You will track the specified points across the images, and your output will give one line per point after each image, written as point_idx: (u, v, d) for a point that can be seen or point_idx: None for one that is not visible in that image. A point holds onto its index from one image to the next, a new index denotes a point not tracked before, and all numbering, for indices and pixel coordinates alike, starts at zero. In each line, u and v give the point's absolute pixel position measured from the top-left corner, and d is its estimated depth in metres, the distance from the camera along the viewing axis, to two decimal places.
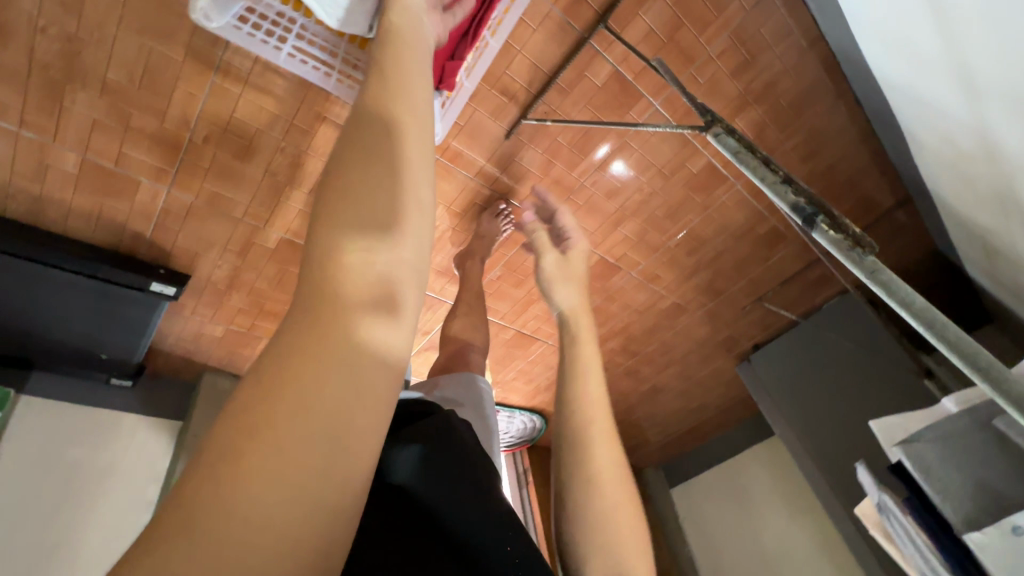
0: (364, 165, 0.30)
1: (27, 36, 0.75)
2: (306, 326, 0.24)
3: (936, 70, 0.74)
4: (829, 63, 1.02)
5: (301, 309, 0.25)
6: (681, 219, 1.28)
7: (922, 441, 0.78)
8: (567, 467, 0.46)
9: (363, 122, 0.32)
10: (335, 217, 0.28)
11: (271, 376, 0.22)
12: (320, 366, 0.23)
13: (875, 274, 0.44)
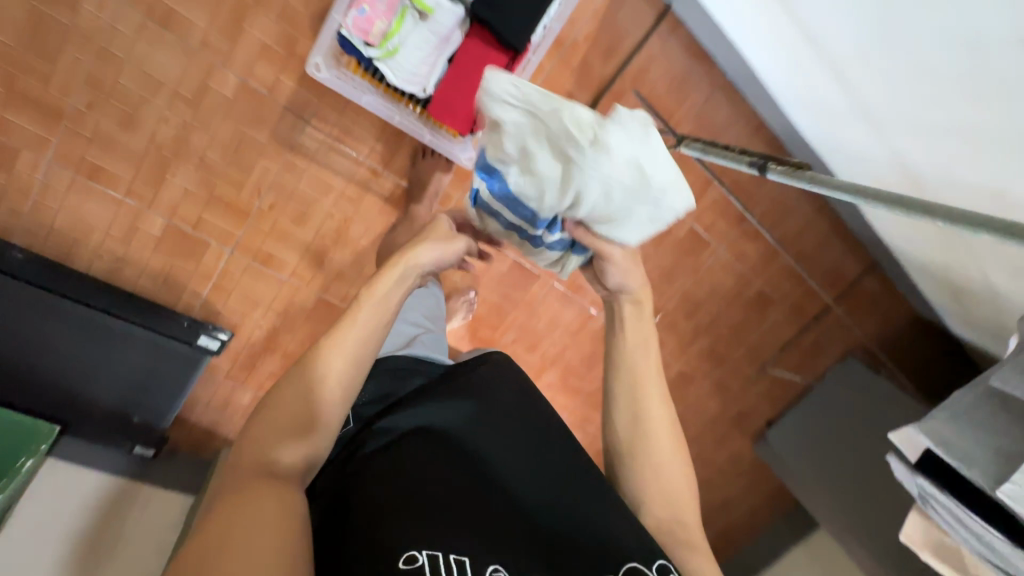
0: (278, 403, 0.57)
1: (152, 124, 0.98)
2: (228, 500, 0.50)
3: (849, 116, 0.95)
4: (775, 143, 1.27)
5: (229, 493, 0.50)
6: (675, 282, 1.43)
7: (935, 422, 0.85)
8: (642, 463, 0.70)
9: (291, 370, 0.59)
10: (255, 442, 0.55)
11: (208, 531, 0.47)
12: (232, 525, 0.47)
13: (814, 179, 0.58)
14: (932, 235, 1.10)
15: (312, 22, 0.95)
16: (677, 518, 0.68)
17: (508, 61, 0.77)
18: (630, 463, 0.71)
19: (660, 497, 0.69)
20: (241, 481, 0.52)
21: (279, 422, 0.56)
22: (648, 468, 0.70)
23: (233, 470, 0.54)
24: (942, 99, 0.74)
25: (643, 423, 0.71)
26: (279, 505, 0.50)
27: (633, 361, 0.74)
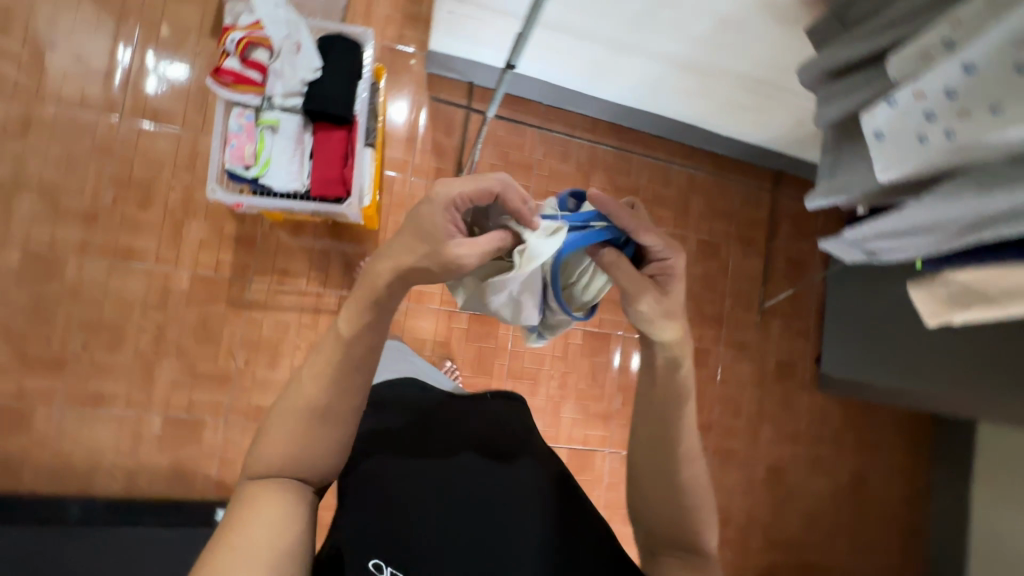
0: (294, 410, 0.52)
1: (134, 337, 1.19)
2: (242, 512, 0.47)
3: (611, 56, 1.17)
4: (616, 128, 1.53)
5: (243, 503, 0.48)
6: None
7: (829, 189, 0.84)
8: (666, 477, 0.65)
9: (307, 372, 0.54)
10: (267, 450, 0.51)
11: (218, 550, 0.45)
12: (243, 545, 0.45)
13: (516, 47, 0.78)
14: (760, 106, 1.27)
15: (229, 209, 1.25)
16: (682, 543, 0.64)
17: (349, 135, 1.03)
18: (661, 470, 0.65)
19: (668, 523, 0.64)
20: (255, 493, 0.49)
21: (311, 437, 0.52)
22: (673, 499, 0.64)
23: (249, 468, 0.51)
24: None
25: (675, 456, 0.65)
26: (292, 530, 0.48)
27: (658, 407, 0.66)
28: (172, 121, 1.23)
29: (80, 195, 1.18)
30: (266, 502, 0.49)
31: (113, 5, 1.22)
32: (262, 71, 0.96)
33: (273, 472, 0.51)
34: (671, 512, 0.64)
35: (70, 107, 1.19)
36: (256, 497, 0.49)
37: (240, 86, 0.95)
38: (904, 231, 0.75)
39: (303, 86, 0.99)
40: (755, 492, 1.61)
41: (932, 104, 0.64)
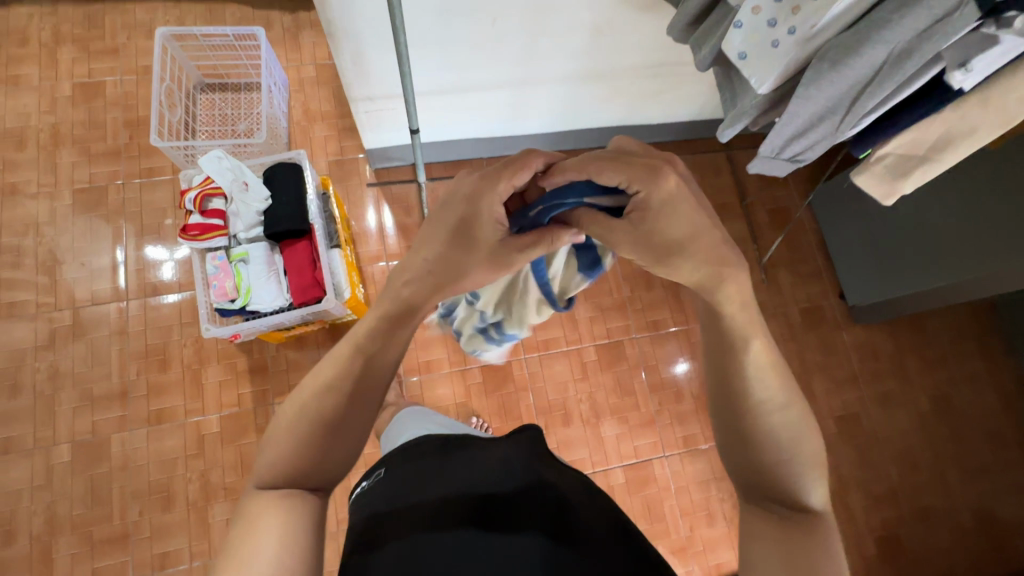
0: (294, 422, 0.59)
1: (183, 491, 1.26)
2: (247, 523, 0.52)
3: (516, 89, 1.26)
4: (557, 154, 1.61)
5: (248, 514, 0.52)
6: (608, 276, 1.54)
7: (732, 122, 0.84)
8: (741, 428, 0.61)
9: (307, 388, 0.60)
10: (272, 460, 0.57)
11: (227, 557, 0.50)
12: (247, 552, 0.50)
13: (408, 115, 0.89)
14: (673, 87, 1.35)
15: (236, 345, 1.35)
16: (777, 497, 0.59)
17: (311, 242, 1.13)
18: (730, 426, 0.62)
19: (756, 475, 0.60)
20: (256, 502, 0.53)
21: (327, 452, 0.59)
22: (756, 451, 0.60)
23: (253, 482, 0.56)
24: (499, 37, 1.07)
25: (736, 399, 0.61)
26: (290, 540, 0.51)
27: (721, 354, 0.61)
28: (171, 288, 1.38)
29: (109, 377, 1.31)
30: (277, 507, 0.53)
31: (101, 211, 1.41)
32: (222, 216, 1.09)
33: (283, 480, 0.56)
34: (757, 461, 0.60)
35: (85, 305, 1.35)
36: (267, 503, 0.53)
37: (208, 234, 1.07)
38: (809, 126, 0.75)
39: (259, 215, 1.11)
40: (834, 449, 1.50)
41: (771, 11, 0.67)
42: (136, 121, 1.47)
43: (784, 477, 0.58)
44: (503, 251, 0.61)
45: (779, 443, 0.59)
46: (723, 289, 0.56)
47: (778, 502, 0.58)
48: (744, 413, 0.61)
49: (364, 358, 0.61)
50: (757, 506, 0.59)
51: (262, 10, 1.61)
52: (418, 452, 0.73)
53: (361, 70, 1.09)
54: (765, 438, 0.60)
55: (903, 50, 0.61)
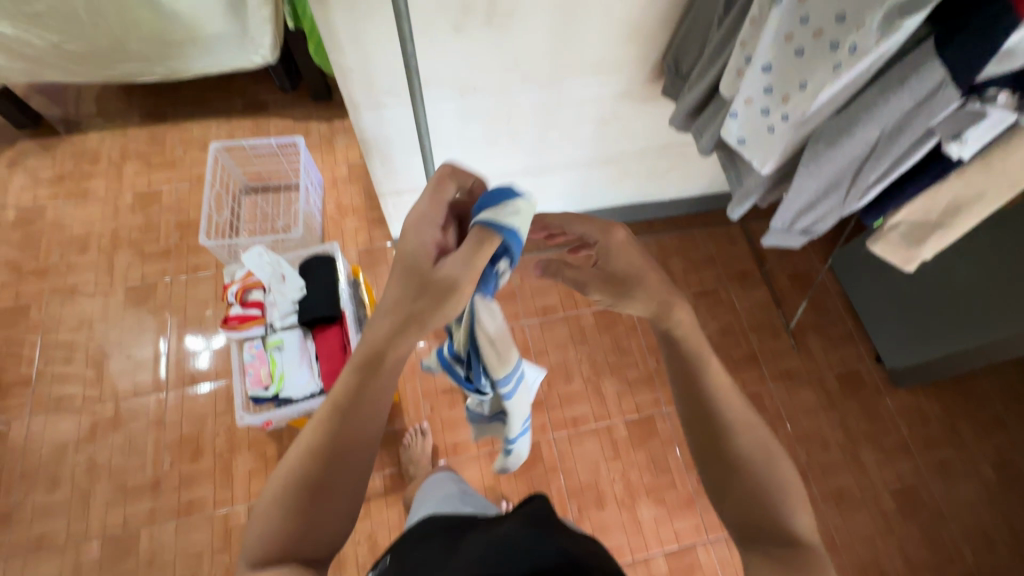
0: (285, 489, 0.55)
1: None
2: None
3: (532, 176, 1.34)
4: (575, 232, 1.68)
5: None
6: (632, 349, 1.53)
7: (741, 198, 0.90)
8: (721, 459, 0.58)
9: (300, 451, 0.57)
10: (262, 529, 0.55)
11: None
12: None
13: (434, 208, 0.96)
14: (681, 167, 1.42)
15: (267, 433, 1.37)
16: (761, 529, 0.55)
17: (342, 327, 1.18)
18: (708, 458, 0.59)
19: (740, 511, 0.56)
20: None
21: (315, 526, 0.55)
22: (741, 484, 0.56)
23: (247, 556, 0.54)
24: (515, 133, 1.17)
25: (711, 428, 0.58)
26: None
27: (682, 385, 0.60)
28: (208, 376, 1.43)
29: (142, 469, 1.33)
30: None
31: (149, 306, 1.51)
32: (260, 306, 1.16)
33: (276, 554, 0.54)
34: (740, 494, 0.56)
35: (127, 397, 1.41)
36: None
37: (246, 323, 1.13)
38: (816, 200, 0.79)
39: (294, 304, 1.18)
40: (896, 530, 1.38)
41: (762, 101, 0.75)
42: (186, 222, 1.61)
43: (767, 507, 0.55)
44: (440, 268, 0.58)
45: (756, 474, 0.56)
46: (676, 320, 0.59)
47: (766, 535, 0.54)
48: (715, 447, 0.58)
49: (339, 417, 0.57)
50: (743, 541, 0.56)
51: (302, 121, 1.80)
52: (430, 539, 0.70)
53: (390, 169, 1.20)
54: (739, 468, 0.57)
55: (894, 128, 0.65)
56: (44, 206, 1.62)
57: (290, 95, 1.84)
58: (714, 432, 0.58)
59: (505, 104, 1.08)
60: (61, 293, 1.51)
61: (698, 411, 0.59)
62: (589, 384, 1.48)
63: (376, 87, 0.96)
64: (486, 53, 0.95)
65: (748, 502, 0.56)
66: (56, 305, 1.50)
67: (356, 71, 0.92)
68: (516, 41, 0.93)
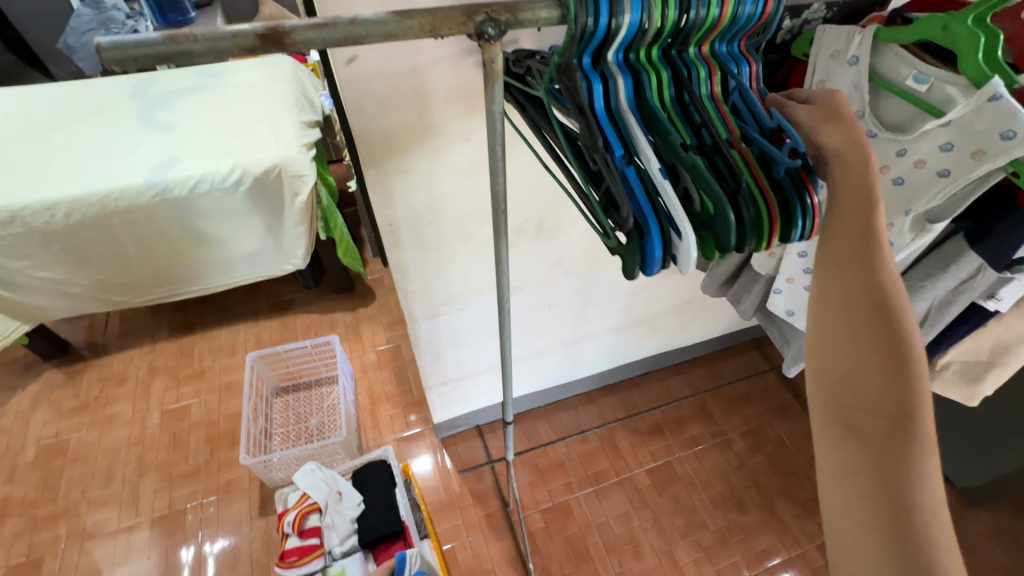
0: None
1: None
2: None
3: (569, 347, 1.39)
4: (607, 387, 1.69)
5: None
6: (695, 506, 1.45)
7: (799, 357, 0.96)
8: (841, 296, 0.46)
9: None
10: None
11: None
12: None
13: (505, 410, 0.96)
14: (704, 316, 1.49)
15: None
16: (864, 430, 0.43)
17: (406, 540, 1.10)
18: (826, 287, 0.47)
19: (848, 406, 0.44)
20: None
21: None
22: (857, 332, 0.44)
23: None
24: (555, 314, 1.24)
25: (848, 258, 0.46)
26: None
27: (841, 228, 0.46)
28: None
29: None
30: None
31: (177, 537, 1.39)
32: (318, 532, 1.09)
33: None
34: (863, 383, 0.44)
35: None
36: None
37: (306, 557, 1.05)
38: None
39: (353, 523, 1.10)
40: None
41: (803, 279, 0.84)
42: (217, 435, 1.57)
43: (870, 393, 0.43)
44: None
45: (884, 341, 0.43)
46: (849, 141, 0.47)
47: (870, 440, 0.43)
48: (852, 316, 0.45)
49: None
50: (831, 434, 0.45)
51: (327, 314, 1.87)
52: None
53: (438, 364, 1.22)
54: (877, 353, 0.43)
55: (943, 301, 0.73)
56: (67, 438, 1.57)
57: (314, 292, 1.94)
58: (877, 306, 0.44)
59: (547, 294, 1.16)
60: (78, 537, 1.39)
61: (864, 262, 0.45)
62: (661, 555, 1.37)
63: (433, 302, 1.03)
64: (533, 259, 1.04)
65: (855, 361, 0.44)
66: (71, 553, 1.37)
67: (417, 292, 0.99)
68: (560, 245, 1.03)
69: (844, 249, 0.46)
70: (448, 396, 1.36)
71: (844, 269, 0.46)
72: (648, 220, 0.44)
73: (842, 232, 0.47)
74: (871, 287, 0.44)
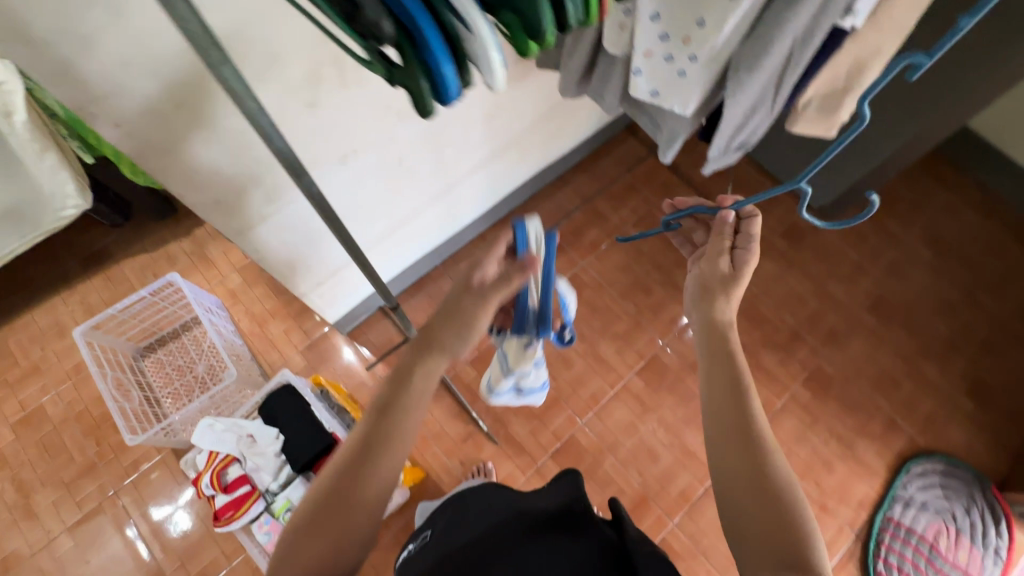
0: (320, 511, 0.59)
1: None
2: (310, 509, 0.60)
3: (442, 199, 1.24)
4: (498, 223, 1.61)
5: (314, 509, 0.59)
6: (606, 305, 1.53)
7: (673, 139, 0.87)
8: (735, 443, 0.62)
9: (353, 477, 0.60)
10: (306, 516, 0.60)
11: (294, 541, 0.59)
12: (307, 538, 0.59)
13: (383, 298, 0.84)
14: (572, 117, 1.37)
15: None
16: (774, 534, 0.56)
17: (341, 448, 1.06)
18: (723, 439, 0.63)
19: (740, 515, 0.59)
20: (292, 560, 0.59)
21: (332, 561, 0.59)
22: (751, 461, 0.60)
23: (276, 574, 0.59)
24: (410, 169, 1.05)
25: (735, 409, 0.63)
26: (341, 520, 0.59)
27: (724, 390, 0.65)
28: (222, 561, 1.28)
29: None
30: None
31: (108, 532, 1.29)
32: (246, 480, 1.01)
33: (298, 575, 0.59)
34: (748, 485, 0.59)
35: None
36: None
37: (242, 508, 1.00)
38: (747, 119, 0.79)
39: (280, 455, 1.04)
40: (885, 336, 1.53)
41: (660, 50, 0.71)
42: (94, 424, 1.36)
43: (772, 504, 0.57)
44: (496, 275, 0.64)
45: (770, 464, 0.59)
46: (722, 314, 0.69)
47: (781, 542, 0.55)
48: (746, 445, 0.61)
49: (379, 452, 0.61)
50: (754, 544, 0.57)
51: (157, 249, 1.54)
52: (463, 512, 0.88)
53: (299, 270, 1.05)
54: (766, 467, 0.59)
55: (805, 33, 0.64)
56: None
57: (128, 228, 1.56)
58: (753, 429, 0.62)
59: (390, 150, 0.96)
60: None
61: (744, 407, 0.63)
62: (586, 356, 1.47)
63: (250, 205, 0.81)
64: (352, 114, 0.82)
65: (757, 485, 0.59)
66: None
67: (221, 200, 0.76)
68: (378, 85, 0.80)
69: (729, 405, 0.64)
70: (330, 294, 1.22)
71: (732, 422, 0.63)
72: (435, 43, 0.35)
73: (721, 394, 0.65)
74: (750, 431, 0.62)
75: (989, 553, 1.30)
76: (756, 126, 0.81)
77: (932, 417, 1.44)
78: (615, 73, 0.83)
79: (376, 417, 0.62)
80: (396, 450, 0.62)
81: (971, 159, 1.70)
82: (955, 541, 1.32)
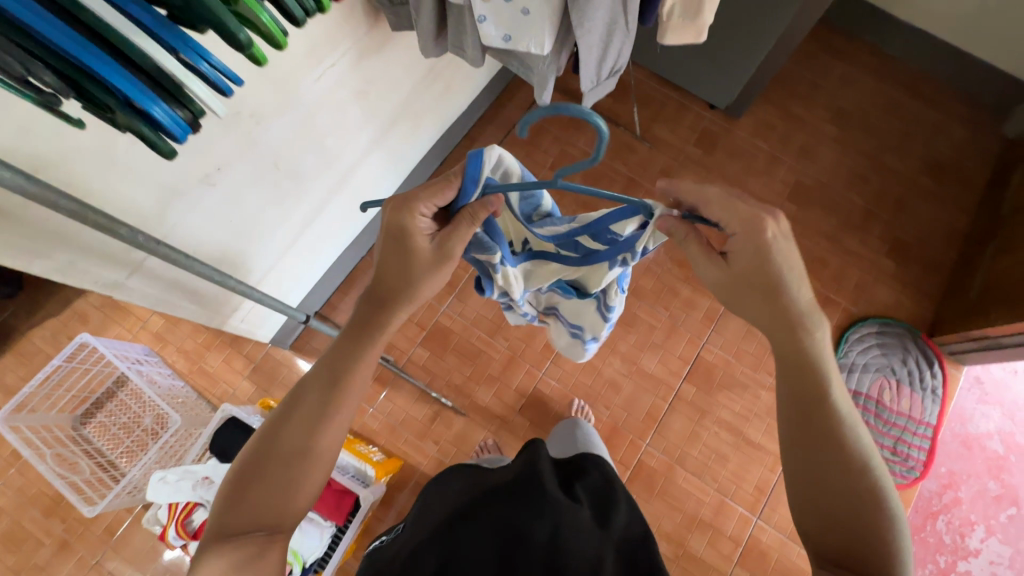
0: (277, 466, 0.63)
1: None
2: (269, 452, 0.63)
3: (344, 190, 1.19)
4: None
5: (273, 451, 0.63)
6: None
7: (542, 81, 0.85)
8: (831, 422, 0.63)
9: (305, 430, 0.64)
10: (258, 467, 0.63)
11: (253, 487, 0.62)
12: (265, 477, 0.62)
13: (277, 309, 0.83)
14: (456, 76, 1.31)
15: None
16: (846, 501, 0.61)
17: None
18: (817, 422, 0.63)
19: (831, 500, 0.61)
20: (242, 508, 0.61)
21: (266, 501, 0.62)
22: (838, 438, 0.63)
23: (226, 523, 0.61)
24: (294, 168, 0.99)
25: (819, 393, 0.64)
26: (298, 466, 0.63)
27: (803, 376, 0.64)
28: None
29: None
30: (239, 547, 0.60)
31: None
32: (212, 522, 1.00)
33: (247, 524, 0.61)
34: (824, 455, 0.62)
35: None
36: (231, 547, 0.60)
37: None
38: (607, 43, 0.77)
39: None
40: (809, 219, 1.58)
41: None
42: (53, 502, 1.32)
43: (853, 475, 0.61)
44: (439, 248, 0.64)
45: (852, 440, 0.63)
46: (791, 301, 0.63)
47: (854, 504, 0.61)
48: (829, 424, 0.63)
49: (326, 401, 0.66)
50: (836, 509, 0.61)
51: (64, 311, 1.44)
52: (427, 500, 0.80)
53: (206, 303, 1.00)
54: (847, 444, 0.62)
55: None
56: None
57: (23, 297, 1.44)
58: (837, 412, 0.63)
59: (262, 154, 0.89)
60: None
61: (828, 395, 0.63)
62: None
63: (115, 251, 0.75)
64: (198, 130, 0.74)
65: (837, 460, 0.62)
66: None
67: (75, 259, 0.70)
68: None
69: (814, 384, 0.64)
70: (253, 318, 1.18)
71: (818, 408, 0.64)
72: (127, 87, 0.44)
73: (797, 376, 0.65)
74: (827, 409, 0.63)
75: (927, 394, 1.44)
76: (615, 49, 0.80)
77: (860, 284, 1.53)
78: (468, 25, 0.79)
79: (331, 371, 0.67)
80: (343, 403, 0.66)
81: (857, 25, 1.72)
82: (897, 391, 1.44)
